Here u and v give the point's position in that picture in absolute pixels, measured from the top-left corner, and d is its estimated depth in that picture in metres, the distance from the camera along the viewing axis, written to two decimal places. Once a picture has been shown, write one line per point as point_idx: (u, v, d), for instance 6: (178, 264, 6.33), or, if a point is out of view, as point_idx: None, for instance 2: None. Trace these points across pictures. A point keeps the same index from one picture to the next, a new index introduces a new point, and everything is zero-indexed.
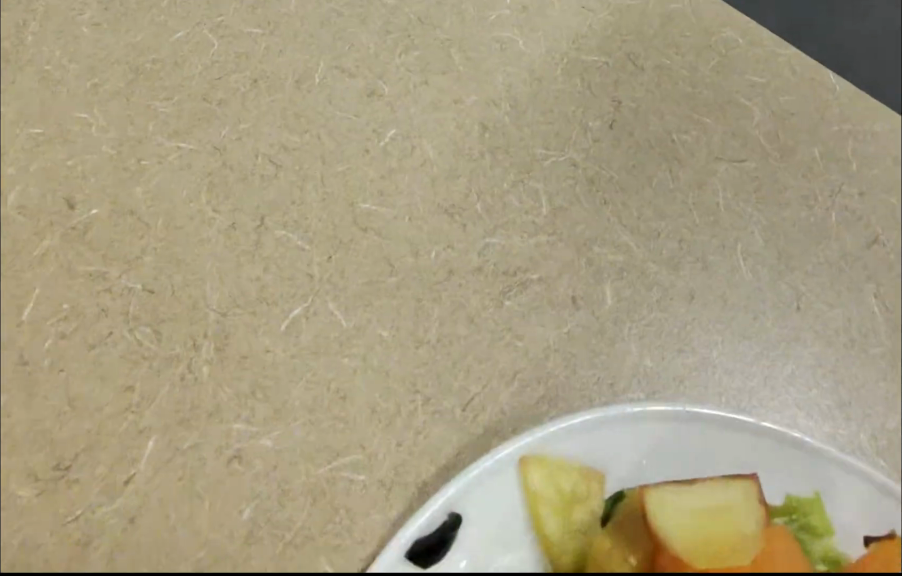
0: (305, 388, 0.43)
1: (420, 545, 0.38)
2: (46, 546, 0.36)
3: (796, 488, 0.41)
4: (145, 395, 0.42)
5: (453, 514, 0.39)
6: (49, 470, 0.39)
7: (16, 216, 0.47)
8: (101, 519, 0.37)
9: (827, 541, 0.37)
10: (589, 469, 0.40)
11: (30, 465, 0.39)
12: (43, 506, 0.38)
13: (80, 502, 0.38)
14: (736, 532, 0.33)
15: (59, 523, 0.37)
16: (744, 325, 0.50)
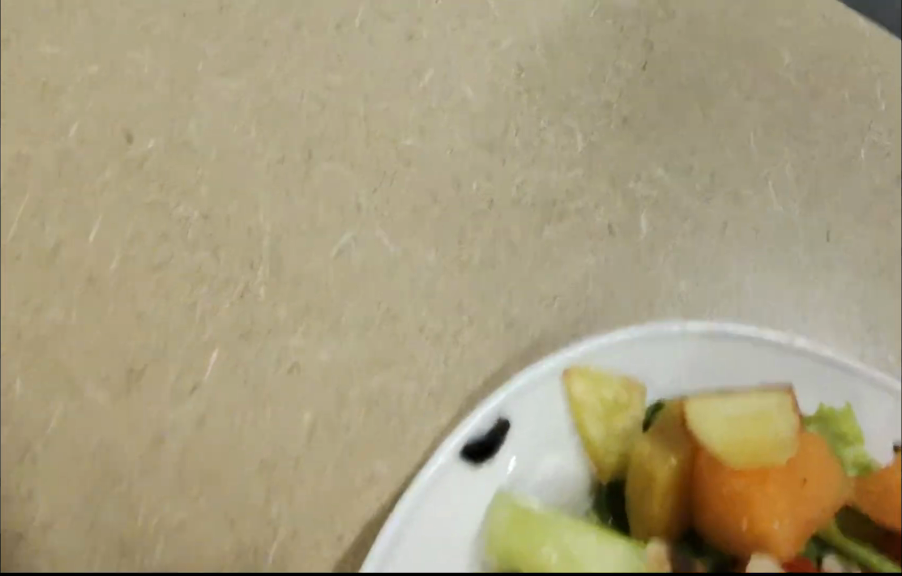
0: (357, 307, 0.45)
1: (471, 448, 0.37)
2: (123, 442, 0.39)
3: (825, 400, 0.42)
4: (207, 311, 0.44)
5: (502, 421, 0.38)
6: (122, 376, 0.41)
7: (78, 148, 0.49)
8: (176, 421, 0.40)
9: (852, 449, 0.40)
10: (631, 381, 0.40)
11: (104, 373, 0.41)
12: (118, 409, 0.40)
13: (151, 405, 0.40)
14: (773, 434, 0.35)
15: (133, 423, 0.39)
16: (775, 253, 0.52)
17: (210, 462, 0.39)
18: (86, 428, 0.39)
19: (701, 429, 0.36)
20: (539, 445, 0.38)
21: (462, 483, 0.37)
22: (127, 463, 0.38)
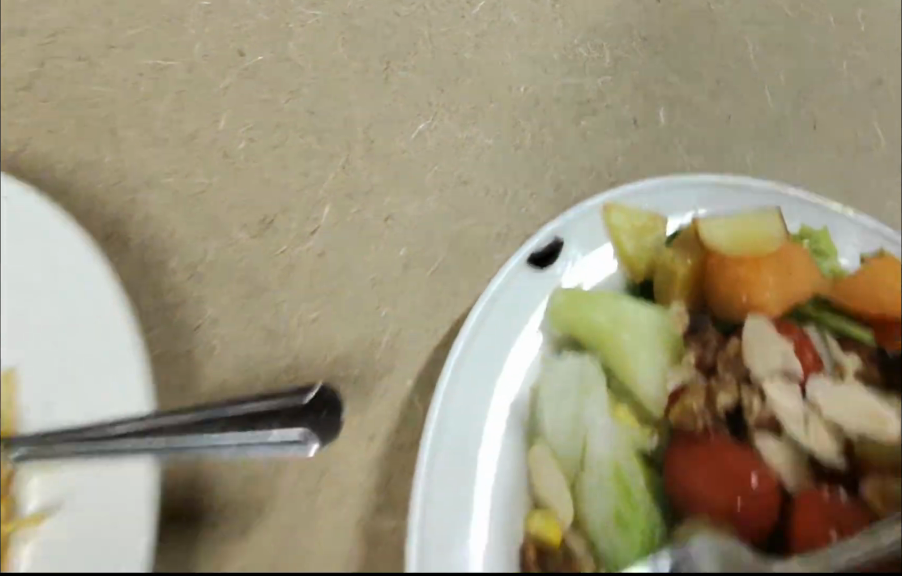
0: (435, 175, 0.56)
1: (532, 258, 0.46)
2: (264, 267, 0.51)
3: (811, 225, 0.50)
4: (318, 177, 0.55)
5: (555, 240, 0.47)
6: (258, 221, 0.53)
7: (202, 62, 0.59)
8: (303, 250, 0.52)
9: (833, 262, 0.47)
10: (655, 214, 0.48)
11: (244, 219, 0.53)
12: (257, 242, 0.52)
13: (283, 239, 0.52)
14: (761, 240, 0.45)
15: (270, 253, 0.51)
16: (778, 137, 0.62)
17: (330, 279, 0.51)
18: (236, 257, 0.51)
19: (712, 237, 0.45)
20: (584, 259, 0.46)
21: (528, 284, 0.45)
22: (271, 281, 0.50)
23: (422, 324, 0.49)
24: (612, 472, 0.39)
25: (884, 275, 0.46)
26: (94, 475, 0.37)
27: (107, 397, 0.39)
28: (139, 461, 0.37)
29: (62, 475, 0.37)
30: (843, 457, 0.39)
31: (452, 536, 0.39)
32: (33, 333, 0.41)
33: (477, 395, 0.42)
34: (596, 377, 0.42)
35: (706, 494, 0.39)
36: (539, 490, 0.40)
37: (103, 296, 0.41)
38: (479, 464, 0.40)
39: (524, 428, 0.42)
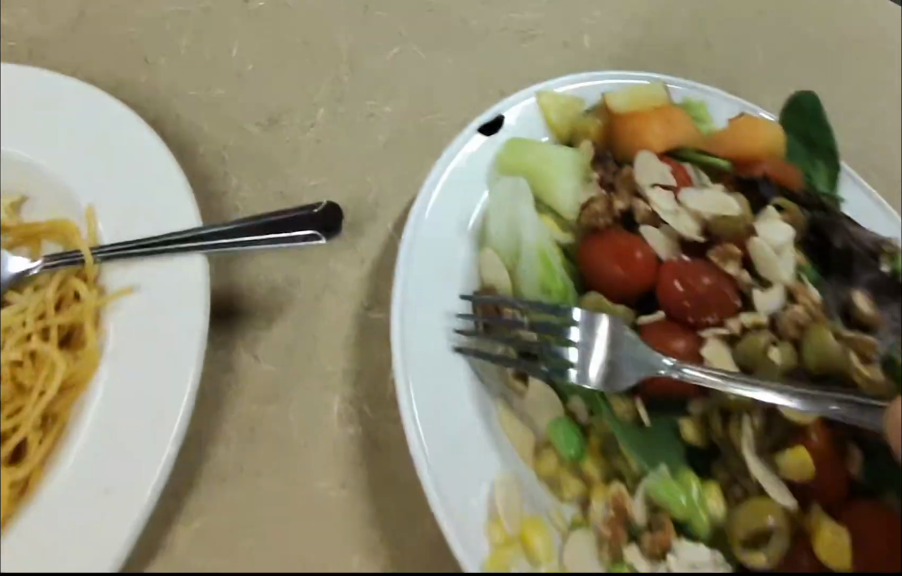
0: (407, 85, 0.70)
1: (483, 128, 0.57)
2: (274, 151, 0.65)
3: (696, 98, 0.61)
4: (313, 88, 0.69)
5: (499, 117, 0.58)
6: (268, 120, 0.67)
7: (216, 6, 0.74)
8: (306, 138, 0.66)
9: (709, 124, 0.60)
10: (575, 98, 0.59)
11: (257, 118, 0.67)
12: (268, 134, 0.66)
13: (288, 131, 0.66)
14: (649, 104, 0.59)
15: (279, 141, 0.65)
16: (683, 49, 0.76)
17: (327, 158, 0.64)
18: (253, 145, 0.65)
19: (614, 103, 0.59)
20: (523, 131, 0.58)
21: (479, 147, 0.56)
22: (282, 159, 0.64)
23: (399, 186, 0.63)
24: (537, 256, 0.52)
25: (745, 134, 0.59)
26: (159, 268, 0.50)
27: (167, 213, 0.53)
28: (196, 256, 0.50)
29: (136, 266, 0.50)
30: (708, 238, 0.51)
31: (421, 312, 0.48)
32: (106, 182, 0.54)
33: (436, 224, 0.52)
34: (530, 199, 0.54)
35: (607, 271, 0.51)
36: (486, 280, 0.52)
37: (156, 148, 0.55)
38: (438, 271, 0.51)
39: (477, 241, 0.53)
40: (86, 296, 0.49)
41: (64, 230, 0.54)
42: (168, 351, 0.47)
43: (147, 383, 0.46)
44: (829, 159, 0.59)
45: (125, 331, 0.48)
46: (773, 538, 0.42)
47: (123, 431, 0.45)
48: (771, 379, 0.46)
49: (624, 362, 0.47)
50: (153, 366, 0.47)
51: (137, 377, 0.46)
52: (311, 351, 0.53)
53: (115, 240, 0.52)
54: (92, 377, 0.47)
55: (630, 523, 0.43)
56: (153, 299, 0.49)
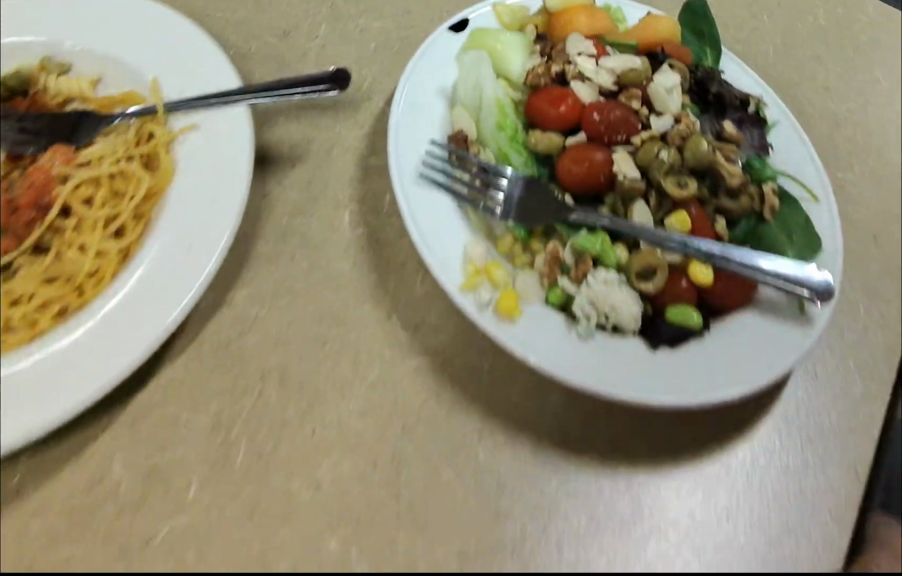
0: (391, 8, 0.88)
1: (452, 29, 0.74)
2: (289, 56, 0.82)
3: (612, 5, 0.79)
4: (316, 10, 0.86)
5: (464, 21, 0.75)
6: (282, 33, 0.84)
7: None
8: (313, 47, 0.83)
9: (621, 24, 0.79)
10: (521, 8, 0.77)
11: (273, 33, 0.84)
12: (282, 44, 0.83)
13: (298, 42, 0.83)
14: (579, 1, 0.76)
15: (291, 49, 0.83)
16: None
17: (330, 60, 0.82)
18: (271, 53, 0.82)
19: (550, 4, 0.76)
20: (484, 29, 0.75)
21: (448, 43, 0.74)
22: (295, 62, 0.82)
23: (388, 78, 0.80)
24: (496, 105, 0.70)
25: (652, 26, 0.76)
26: (213, 114, 0.65)
27: (212, 76, 0.68)
28: (238, 106, 0.65)
29: (195, 114, 0.66)
30: (618, 87, 0.70)
31: (409, 147, 0.66)
32: (160, 57, 0.69)
33: (418, 92, 0.70)
34: (491, 70, 0.72)
35: (548, 111, 0.68)
36: (456, 127, 0.69)
37: (192, 31, 0.70)
38: (421, 123, 0.68)
39: (449, 106, 0.71)
40: (160, 134, 0.65)
41: (134, 99, 0.69)
42: (224, 170, 0.62)
43: (209, 196, 0.61)
44: (715, 46, 0.77)
45: (191, 154, 0.63)
46: (657, 270, 0.60)
47: (193, 229, 0.59)
48: (661, 173, 0.64)
49: (532, 201, 0.65)
50: (212, 179, 0.62)
51: (201, 186, 0.61)
52: (326, 183, 0.70)
53: (178, 96, 0.68)
54: (167, 187, 0.62)
55: (561, 265, 0.61)
56: (209, 139, 0.64)
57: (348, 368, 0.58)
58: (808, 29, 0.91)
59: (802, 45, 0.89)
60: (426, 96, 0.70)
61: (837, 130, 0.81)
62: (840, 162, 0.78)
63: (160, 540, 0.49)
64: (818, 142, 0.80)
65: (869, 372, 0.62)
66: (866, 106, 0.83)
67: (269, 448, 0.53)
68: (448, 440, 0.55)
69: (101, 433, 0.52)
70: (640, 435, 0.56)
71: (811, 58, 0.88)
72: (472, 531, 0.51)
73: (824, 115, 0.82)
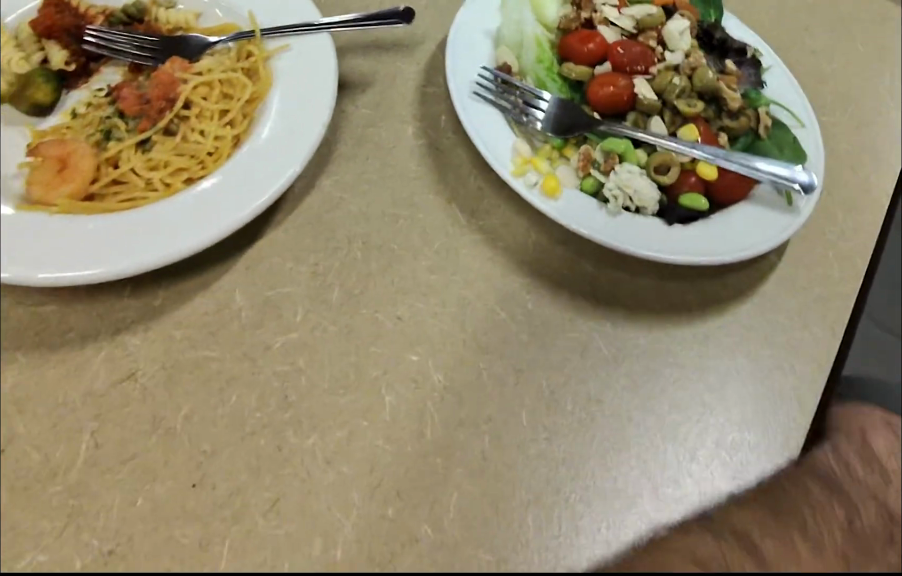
0: None
1: None
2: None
3: None
4: None
5: None
6: None
7: None
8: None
9: None
10: None
11: None
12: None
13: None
14: None
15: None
16: None
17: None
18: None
19: None
20: None
21: None
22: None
23: (446, 15, 0.91)
24: (535, 43, 0.83)
25: None
26: (299, 39, 0.76)
27: (297, 14, 0.80)
28: (323, 35, 0.76)
29: (287, 37, 0.77)
30: (637, 31, 0.84)
31: (463, 73, 0.79)
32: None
33: (468, 34, 0.83)
34: (531, 15, 0.85)
35: (578, 48, 0.82)
36: (501, 62, 0.82)
37: None
38: (473, 57, 0.81)
39: (494, 44, 0.84)
40: (258, 52, 0.76)
41: (232, 29, 0.81)
42: (317, 80, 0.73)
43: (305, 100, 0.72)
44: (718, 7, 0.89)
45: (288, 66, 0.74)
46: (670, 167, 0.74)
47: (292, 123, 0.70)
48: (674, 96, 0.78)
49: (565, 116, 0.77)
50: (306, 87, 0.73)
51: (296, 92, 0.72)
52: (390, 103, 0.81)
53: (271, 25, 0.79)
54: (268, 94, 0.72)
55: (593, 161, 0.74)
56: (302, 57, 0.75)
57: (418, 239, 0.70)
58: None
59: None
60: (474, 36, 0.83)
61: (834, 65, 0.92)
62: (846, 96, 0.89)
63: (277, 348, 0.61)
64: (817, 76, 0.90)
65: (848, 261, 0.74)
66: (870, 49, 0.94)
67: (358, 289, 0.65)
68: (503, 291, 0.67)
69: (223, 273, 0.65)
70: (659, 294, 0.69)
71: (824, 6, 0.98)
72: (525, 356, 0.63)
73: (827, 56, 0.93)
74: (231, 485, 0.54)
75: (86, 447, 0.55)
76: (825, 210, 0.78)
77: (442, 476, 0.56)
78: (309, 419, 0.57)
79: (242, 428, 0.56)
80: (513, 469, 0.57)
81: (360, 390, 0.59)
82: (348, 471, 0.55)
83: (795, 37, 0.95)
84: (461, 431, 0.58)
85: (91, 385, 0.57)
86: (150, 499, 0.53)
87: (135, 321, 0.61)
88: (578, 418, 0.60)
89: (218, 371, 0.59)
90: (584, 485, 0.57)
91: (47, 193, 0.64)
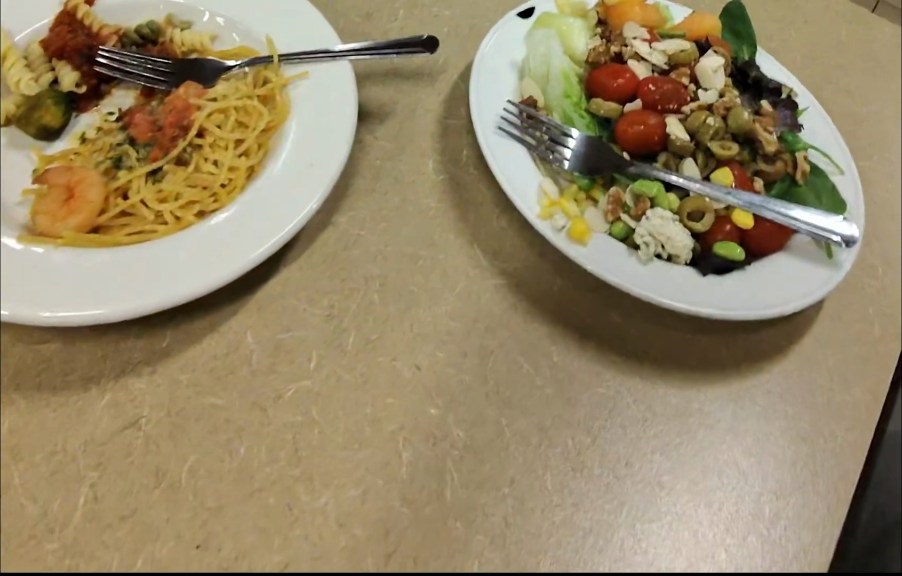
0: None
1: (522, 14, 0.84)
2: (382, 21, 0.90)
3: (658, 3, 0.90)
4: None
5: (529, 9, 0.85)
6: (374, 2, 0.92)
7: None
8: (401, 14, 0.91)
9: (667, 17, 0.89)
10: (577, 6, 0.87)
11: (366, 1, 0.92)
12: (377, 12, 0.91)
13: (390, 10, 0.91)
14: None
15: (387, 17, 0.90)
16: None
17: (419, 25, 0.90)
18: (364, 20, 0.90)
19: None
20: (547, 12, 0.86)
21: (519, 26, 0.83)
22: (387, 26, 0.90)
23: (471, 43, 0.88)
24: (561, 74, 0.80)
25: (697, 21, 0.87)
26: (318, 66, 0.72)
27: (317, 35, 0.75)
28: (343, 62, 0.72)
29: (307, 64, 0.73)
30: (668, 66, 0.82)
31: (488, 105, 0.75)
32: (273, 19, 0.77)
33: (493, 64, 0.79)
34: (558, 48, 0.82)
35: (606, 84, 0.79)
36: (526, 96, 0.79)
37: (299, 4, 0.77)
38: (498, 88, 0.78)
39: (519, 77, 0.80)
40: (275, 79, 0.72)
41: (248, 53, 0.77)
42: (336, 108, 0.69)
43: (324, 128, 0.68)
44: (752, 43, 0.86)
45: (306, 93, 0.71)
46: (704, 214, 0.72)
47: (310, 155, 0.66)
48: (707, 137, 0.76)
49: (594, 156, 0.74)
50: (324, 115, 0.69)
51: (315, 121, 0.68)
52: (410, 135, 0.78)
53: (287, 51, 0.74)
54: (285, 121, 0.69)
55: (622, 205, 0.71)
56: (320, 84, 0.71)
57: (438, 281, 0.67)
58: (848, 18, 0.98)
59: (841, 32, 0.96)
60: (500, 67, 0.80)
61: (872, 108, 0.88)
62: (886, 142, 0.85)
63: (289, 396, 0.57)
64: (853, 119, 0.87)
65: (888, 319, 0.71)
66: None
67: (375, 334, 0.62)
68: (527, 341, 0.64)
69: (234, 313, 0.62)
70: (692, 348, 0.66)
71: (866, 46, 0.95)
72: (550, 413, 0.60)
73: (864, 97, 0.90)
74: (237, 547, 0.50)
75: (85, 498, 0.52)
76: (865, 263, 0.74)
77: (463, 543, 0.53)
78: (320, 475, 0.54)
79: (250, 484, 0.53)
80: (539, 538, 0.54)
81: (375, 445, 0.56)
82: (362, 534, 0.52)
83: (830, 77, 0.92)
84: (483, 494, 0.55)
85: (91, 432, 0.55)
86: (150, 561, 0.50)
87: (140, 363, 0.58)
88: (606, 483, 0.57)
89: (226, 422, 0.56)
90: (615, 557, 0.54)
91: (52, 224, 0.61)
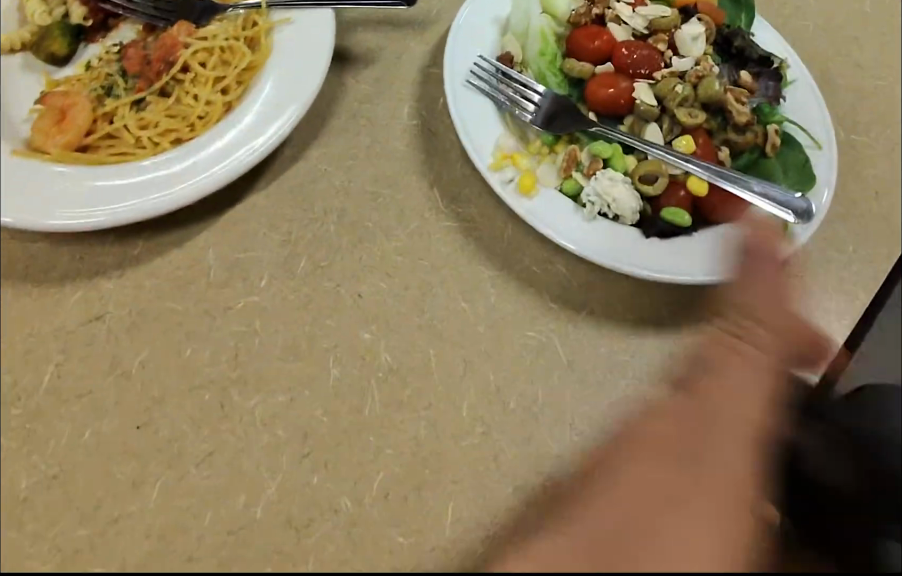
0: None
1: None
2: None
3: None
4: None
5: None
6: None
7: None
8: None
9: None
10: None
11: None
12: None
13: None
14: None
15: None
16: None
17: None
18: None
19: None
20: None
21: None
22: None
23: None
24: (540, 32, 0.82)
25: None
26: (302, 14, 0.76)
27: None
28: (325, 10, 0.75)
29: (293, 11, 0.76)
30: (648, 32, 0.83)
31: (463, 58, 0.78)
32: None
33: (475, 18, 0.81)
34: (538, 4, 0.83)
35: (584, 45, 0.81)
36: (505, 51, 0.81)
37: None
38: (476, 44, 0.80)
39: (501, 32, 0.82)
40: (263, 22, 0.76)
41: None
42: (315, 54, 0.73)
43: (300, 70, 0.72)
44: (750, 11, 0.85)
45: (290, 37, 0.74)
46: (658, 177, 0.74)
47: (282, 94, 0.70)
48: (674, 104, 0.78)
49: (560, 114, 0.77)
50: (303, 61, 0.72)
51: (292, 64, 0.72)
52: (392, 80, 0.81)
53: None
54: (265, 63, 0.73)
55: (577, 163, 0.75)
56: (304, 30, 0.74)
57: (393, 219, 0.71)
58: None
59: (864, 4, 0.93)
60: (482, 23, 0.82)
61: (872, 86, 0.87)
62: (879, 122, 0.84)
63: (237, 309, 0.64)
64: (849, 96, 0.86)
65: (831, 296, 0.73)
66: None
67: (325, 262, 0.67)
68: (466, 280, 0.68)
69: (200, 232, 0.68)
70: (628, 305, 0.69)
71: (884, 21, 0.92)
72: (477, 347, 0.65)
73: (871, 74, 0.88)
74: (172, 432, 0.58)
75: (50, 376, 0.60)
76: (826, 243, 0.76)
77: (372, 451, 0.59)
78: (254, 380, 0.61)
79: (191, 380, 0.60)
80: (444, 454, 0.59)
81: (309, 361, 0.62)
82: (282, 435, 0.58)
83: (837, 50, 0.90)
84: (398, 412, 0.61)
85: (60, 322, 0.62)
86: (98, 433, 0.57)
87: (110, 267, 0.65)
88: (519, 416, 0.62)
89: (178, 325, 0.62)
90: (512, 480, 0.59)
91: (44, 139, 0.68)
